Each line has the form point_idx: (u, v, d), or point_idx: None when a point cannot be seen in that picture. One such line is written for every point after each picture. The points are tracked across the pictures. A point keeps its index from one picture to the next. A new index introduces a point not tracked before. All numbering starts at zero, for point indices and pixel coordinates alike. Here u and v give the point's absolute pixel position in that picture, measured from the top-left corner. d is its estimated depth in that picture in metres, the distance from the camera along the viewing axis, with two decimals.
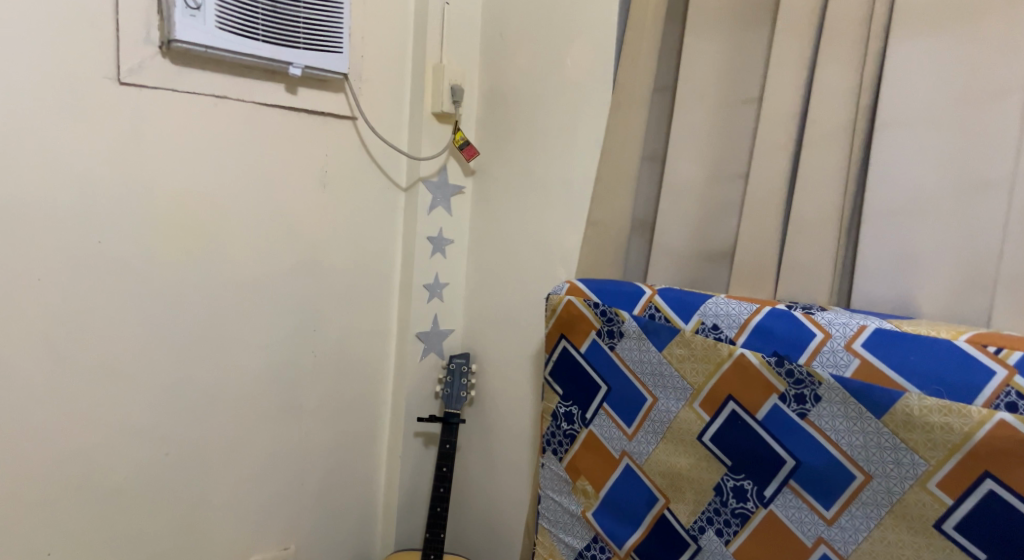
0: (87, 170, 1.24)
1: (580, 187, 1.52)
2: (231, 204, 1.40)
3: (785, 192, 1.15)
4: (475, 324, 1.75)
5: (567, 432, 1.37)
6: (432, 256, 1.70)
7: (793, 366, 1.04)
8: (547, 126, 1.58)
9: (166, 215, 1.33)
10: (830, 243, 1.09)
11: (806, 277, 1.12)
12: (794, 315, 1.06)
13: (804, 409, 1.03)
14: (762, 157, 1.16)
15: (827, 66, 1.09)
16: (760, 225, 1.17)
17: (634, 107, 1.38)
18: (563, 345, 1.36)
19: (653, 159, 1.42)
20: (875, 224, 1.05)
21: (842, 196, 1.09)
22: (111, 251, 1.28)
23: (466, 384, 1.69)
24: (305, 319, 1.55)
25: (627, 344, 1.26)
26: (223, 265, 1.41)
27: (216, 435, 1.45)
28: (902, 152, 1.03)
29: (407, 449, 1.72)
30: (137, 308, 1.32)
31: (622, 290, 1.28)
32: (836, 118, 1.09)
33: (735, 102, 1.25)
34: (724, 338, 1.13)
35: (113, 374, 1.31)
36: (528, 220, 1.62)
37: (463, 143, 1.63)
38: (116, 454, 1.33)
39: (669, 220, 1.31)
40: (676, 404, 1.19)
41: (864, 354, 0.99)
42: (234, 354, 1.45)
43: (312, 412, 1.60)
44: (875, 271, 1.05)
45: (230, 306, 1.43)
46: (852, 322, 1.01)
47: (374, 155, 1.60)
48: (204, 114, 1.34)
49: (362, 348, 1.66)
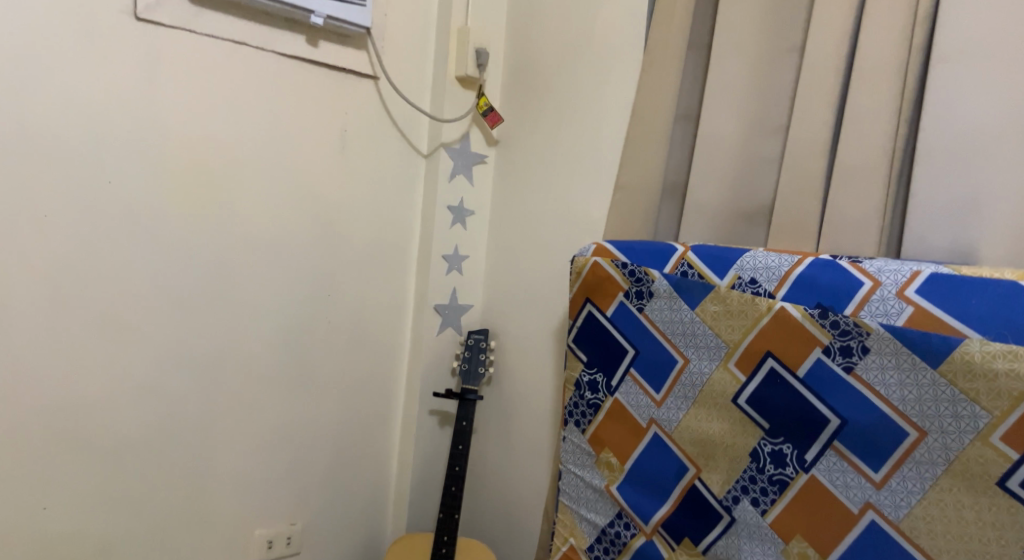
0: (99, 109, 1.20)
1: (608, 152, 1.46)
2: (246, 158, 1.36)
3: (829, 139, 1.09)
4: (495, 299, 1.69)
5: (590, 402, 1.30)
6: (452, 227, 1.65)
7: (839, 317, 0.97)
8: (575, 91, 1.53)
9: (179, 164, 1.29)
10: (879, 190, 1.03)
11: (852, 229, 1.05)
12: (839, 264, 0.99)
13: (850, 363, 0.96)
14: (804, 105, 1.10)
15: (876, 5, 1.03)
16: (802, 176, 1.11)
17: (667, 63, 1.33)
18: (588, 309, 1.30)
19: (687, 120, 1.36)
20: (930, 166, 0.98)
21: (891, 137, 1.03)
22: (121, 196, 1.24)
23: (485, 360, 1.63)
24: (321, 284, 1.49)
25: (657, 305, 1.19)
26: (236, 221, 1.36)
27: (224, 398, 1.40)
28: (960, 88, 0.96)
29: (422, 427, 1.66)
30: (146, 258, 1.28)
31: (652, 249, 1.22)
32: (886, 57, 1.03)
33: (775, 52, 1.19)
34: (762, 292, 1.06)
35: (118, 325, 1.26)
36: (553, 188, 1.57)
37: (486, 110, 1.58)
38: (120, 409, 1.29)
39: (704, 178, 1.25)
40: (709, 366, 1.12)
41: (918, 301, 0.91)
42: (245, 315, 1.40)
43: (324, 381, 1.54)
44: (929, 219, 0.98)
45: (243, 264, 1.38)
46: (904, 268, 0.93)
47: (395, 118, 1.56)
48: (222, 61, 1.30)
49: (377, 318, 1.61)
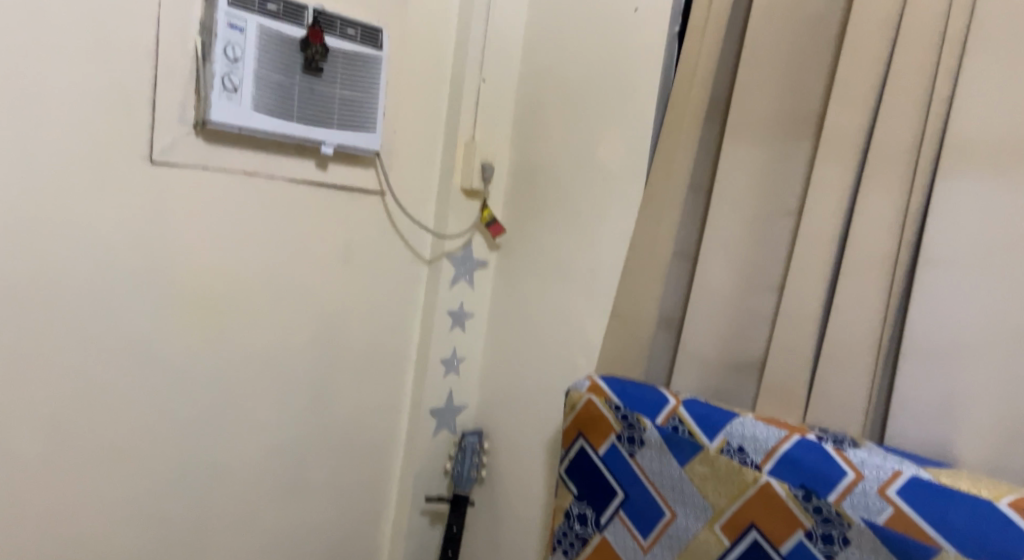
0: (112, 246, 1.21)
1: (606, 277, 1.49)
2: (252, 279, 1.38)
3: (820, 314, 1.11)
4: (489, 402, 1.71)
5: (579, 534, 1.33)
6: (451, 330, 1.68)
7: (821, 503, 1.00)
8: (577, 212, 1.55)
9: (186, 288, 1.30)
10: (865, 374, 1.05)
11: (837, 407, 1.08)
12: (825, 449, 1.02)
13: (831, 550, 0.99)
14: (798, 277, 1.13)
15: (871, 195, 1.06)
16: (793, 345, 1.13)
17: (667, 205, 1.35)
18: (580, 444, 1.33)
19: (684, 257, 1.39)
20: (915, 361, 1.01)
21: (879, 328, 1.05)
22: (129, 328, 1.24)
23: (477, 462, 1.66)
24: (320, 392, 1.52)
25: (647, 453, 1.22)
26: (240, 338, 1.39)
27: (221, 512, 1.41)
28: (948, 291, 0.99)
29: (413, 527, 1.68)
30: (151, 384, 1.28)
31: (646, 396, 1.25)
32: (878, 246, 1.05)
33: (772, 214, 1.22)
34: (750, 462, 1.09)
35: (119, 452, 1.27)
36: (551, 303, 1.60)
37: (489, 220, 1.62)
38: (117, 533, 1.29)
39: (697, 326, 1.27)
40: (695, 524, 1.15)
41: (898, 502, 0.94)
42: (245, 430, 1.42)
43: (319, 486, 1.56)
44: (910, 412, 1.01)
45: (247, 379, 1.41)
46: (887, 466, 0.96)
47: (400, 228, 1.58)
48: (232, 188, 1.33)
49: (374, 422, 1.63)
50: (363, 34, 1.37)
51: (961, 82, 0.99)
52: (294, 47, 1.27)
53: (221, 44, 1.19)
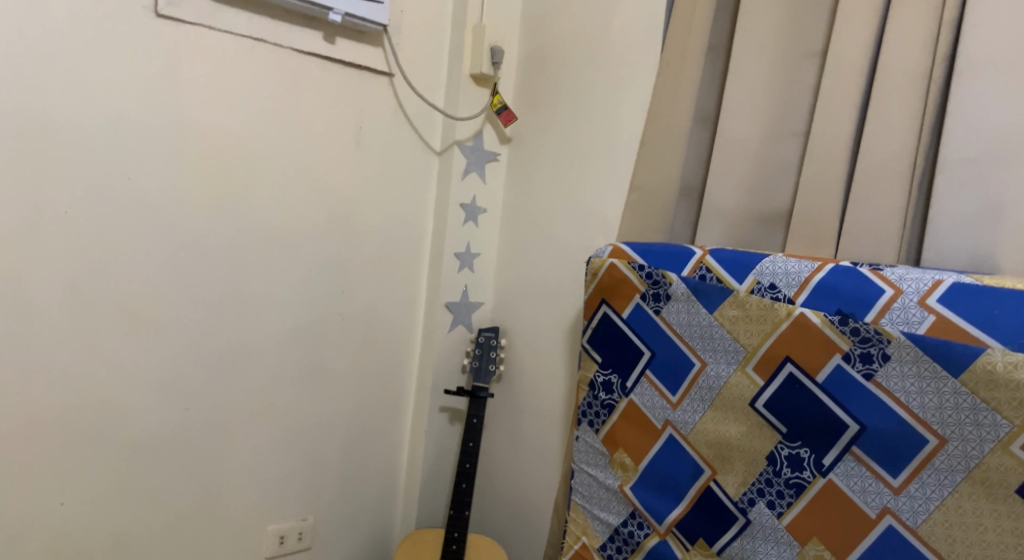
0: (121, 107, 1.21)
1: (623, 154, 1.47)
2: (264, 157, 1.36)
3: (850, 146, 1.09)
4: (506, 297, 1.69)
5: (605, 402, 1.31)
6: (465, 224, 1.65)
7: (859, 324, 0.98)
8: (592, 91, 1.52)
9: (198, 159, 1.29)
10: (900, 199, 1.03)
11: (872, 237, 1.06)
12: (860, 271, 1.00)
13: (870, 370, 0.97)
14: (825, 113, 1.11)
15: (901, 16, 1.04)
16: (822, 181, 1.11)
17: (686, 65, 1.32)
18: (603, 311, 1.31)
19: (705, 122, 1.36)
20: (955, 174, 0.99)
21: (913, 148, 1.02)
22: (141, 193, 1.24)
23: (495, 358, 1.63)
24: (335, 279, 1.50)
25: (674, 307, 1.20)
26: (253, 218, 1.36)
27: (239, 393, 1.40)
28: (985, 97, 0.97)
29: (433, 423, 1.67)
30: (165, 255, 1.28)
31: (670, 252, 1.23)
32: (910, 65, 1.03)
33: (795, 57, 1.19)
34: (782, 297, 1.07)
35: (134, 318, 1.27)
36: (566, 187, 1.57)
37: (501, 107, 1.58)
38: (136, 397, 1.29)
39: (722, 181, 1.25)
40: (727, 369, 1.13)
41: (940, 310, 0.92)
42: (262, 312, 1.41)
43: (338, 377, 1.54)
44: (950, 230, 0.99)
45: (259, 262, 1.39)
46: (926, 277, 0.94)
47: (410, 115, 1.55)
48: (238, 56, 1.30)
49: (390, 316, 1.61)
50: None
51: None
52: None
53: None
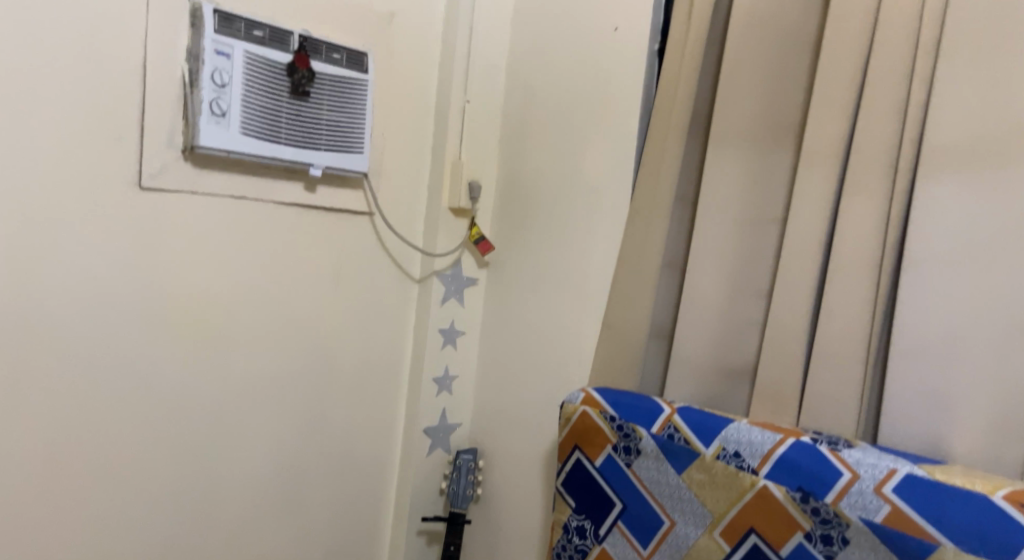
0: (104, 273, 1.22)
1: (597, 292, 1.51)
2: (246, 305, 1.39)
3: (809, 318, 1.13)
4: (483, 419, 1.71)
5: (578, 547, 1.33)
6: (443, 349, 1.68)
7: (819, 504, 1.01)
8: (566, 227, 1.57)
9: (179, 313, 1.31)
10: (856, 376, 1.07)
11: (831, 410, 1.09)
12: (820, 449, 1.03)
13: (831, 550, 1.00)
14: (785, 283, 1.15)
15: (853, 201, 1.09)
16: (783, 350, 1.15)
17: (655, 216, 1.37)
18: (576, 456, 1.33)
19: (673, 268, 1.40)
20: (907, 359, 1.03)
21: (868, 329, 1.07)
22: (122, 352, 1.25)
23: (472, 480, 1.66)
24: (314, 413, 1.52)
25: (644, 462, 1.23)
26: (234, 363, 1.39)
27: (216, 536, 1.41)
28: (933, 290, 1.02)
29: (411, 547, 1.67)
30: (145, 409, 1.29)
31: (640, 406, 1.26)
32: (863, 248, 1.07)
33: (757, 221, 1.25)
34: (746, 466, 1.10)
35: (112, 475, 1.26)
36: (542, 318, 1.61)
37: (478, 238, 1.63)
38: (113, 553, 1.28)
39: (689, 334, 1.29)
40: (695, 530, 1.16)
41: (895, 500, 0.95)
42: (240, 454, 1.42)
43: (315, 510, 1.55)
44: (904, 411, 1.03)
45: (239, 405, 1.40)
46: (881, 464, 0.97)
47: (389, 249, 1.59)
48: (220, 211, 1.33)
49: (369, 443, 1.63)
50: (349, 58, 1.40)
51: (935, 87, 1.03)
52: (281, 71, 1.30)
53: (209, 70, 1.22)
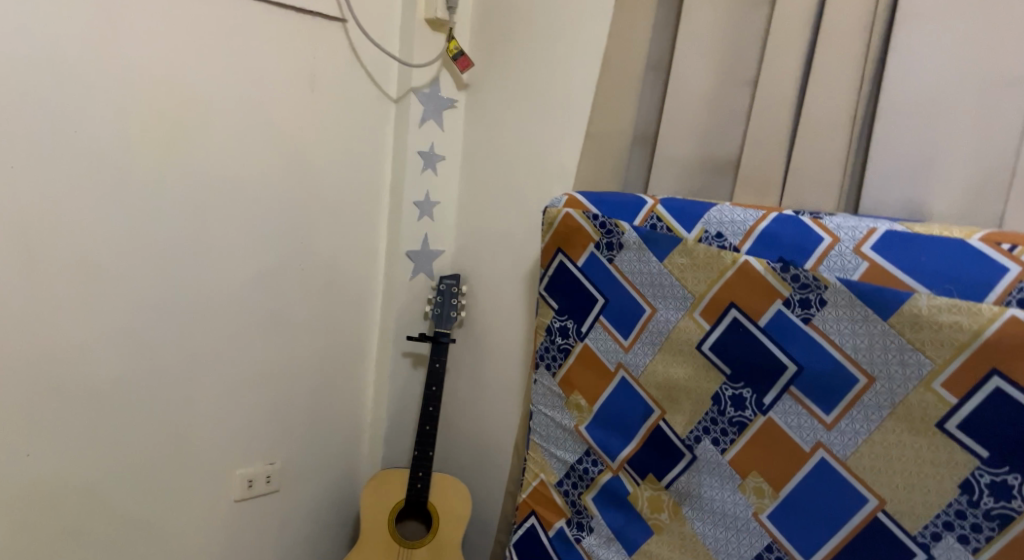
0: (65, 56, 1.19)
1: (580, 101, 1.47)
2: (220, 110, 1.36)
3: (795, 96, 1.11)
4: (466, 244, 1.71)
5: (561, 347, 1.35)
6: (424, 172, 1.65)
7: (799, 271, 1.02)
8: (546, 37, 1.52)
9: (145, 111, 1.28)
10: (841, 149, 1.06)
11: (814, 187, 1.09)
12: (802, 220, 1.04)
13: (808, 314, 1.02)
14: (772, 62, 1.13)
15: None
16: (768, 131, 1.13)
17: (639, 10, 1.32)
18: (559, 259, 1.33)
19: (658, 70, 1.36)
20: (891, 124, 1.02)
21: (855, 98, 1.05)
22: (90, 145, 1.24)
23: (457, 303, 1.66)
24: (294, 228, 1.50)
25: (627, 256, 1.23)
26: (209, 170, 1.36)
27: (200, 344, 1.41)
28: (922, 50, 1.00)
29: (396, 369, 1.70)
30: (120, 208, 1.28)
31: (622, 202, 1.25)
32: (854, 16, 1.05)
33: (745, 5, 1.20)
34: (728, 246, 1.11)
35: (90, 270, 1.27)
36: (522, 136, 1.58)
37: (457, 53, 1.56)
38: (98, 349, 1.30)
39: (674, 129, 1.27)
40: (675, 315, 1.18)
41: (873, 257, 0.97)
42: (222, 264, 1.41)
43: (300, 325, 1.56)
44: (886, 179, 1.03)
45: (216, 214, 1.39)
46: (861, 225, 0.99)
47: (365, 63, 1.54)
48: (184, 3, 1.29)
49: (352, 265, 1.63)
50: None
51: None
52: None
53: None
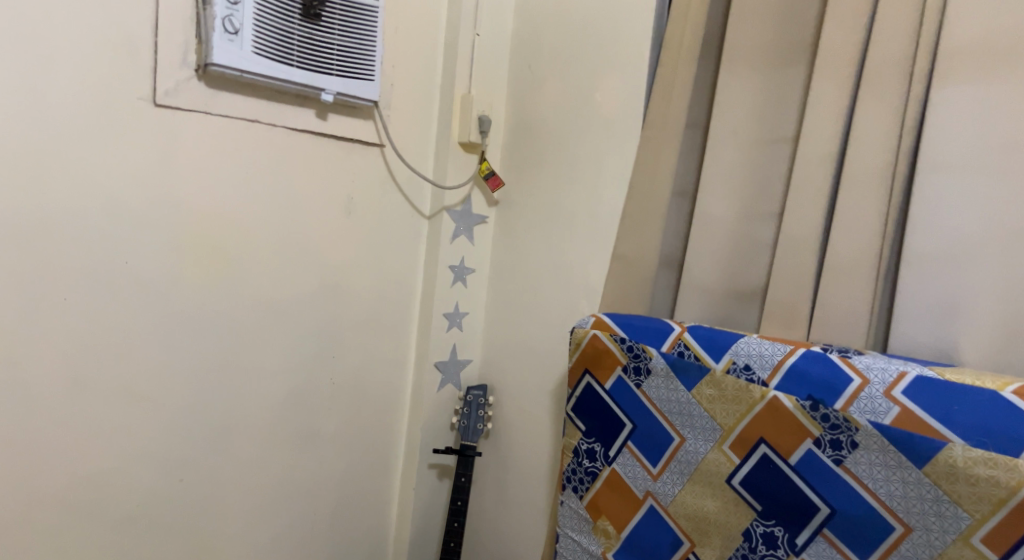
0: (119, 190, 1.23)
1: (607, 221, 1.51)
2: (261, 233, 1.40)
3: (821, 232, 1.13)
4: (493, 355, 1.73)
5: (588, 470, 1.33)
6: (453, 285, 1.68)
7: (829, 411, 1.02)
8: (575, 160, 1.57)
9: (192, 236, 1.32)
10: (867, 288, 1.07)
11: (842, 324, 1.10)
12: (830, 358, 1.04)
13: (840, 455, 1.01)
14: (797, 200, 1.15)
15: (867, 113, 1.09)
16: (794, 265, 1.15)
17: (665, 140, 1.36)
18: (587, 380, 1.33)
19: (683, 197, 1.40)
20: (918, 267, 1.04)
21: (880, 239, 1.07)
22: (138, 273, 1.26)
23: (483, 416, 1.68)
24: (325, 343, 1.53)
25: (654, 382, 1.23)
26: (248, 290, 1.40)
27: (229, 461, 1.42)
28: (946, 195, 1.02)
29: (422, 482, 1.69)
30: (161, 331, 1.30)
31: (650, 327, 1.26)
32: (876, 161, 1.08)
33: (769, 140, 1.24)
34: (756, 379, 1.10)
35: (129, 394, 1.28)
36: (550, 253, 1.61)
37: (488, 172, 1.63)
38: (131, 471, 1.30)
39: (701, 256, 1.29)
40: (704, 446, 1.17)
41: (904, 401, 0.97)
42: (255, 381, 1.43)
43: (328, 440, 1.57)
44: (914, 321, 1.04)
45: (253, 332, 1.42)
46: (891, 368, 0.99)
47: (399, 182, 1.60)
48: (234, 136, 1.34)
49: (381, 377, 1.64)
50: None
51: None
52: None
53: None
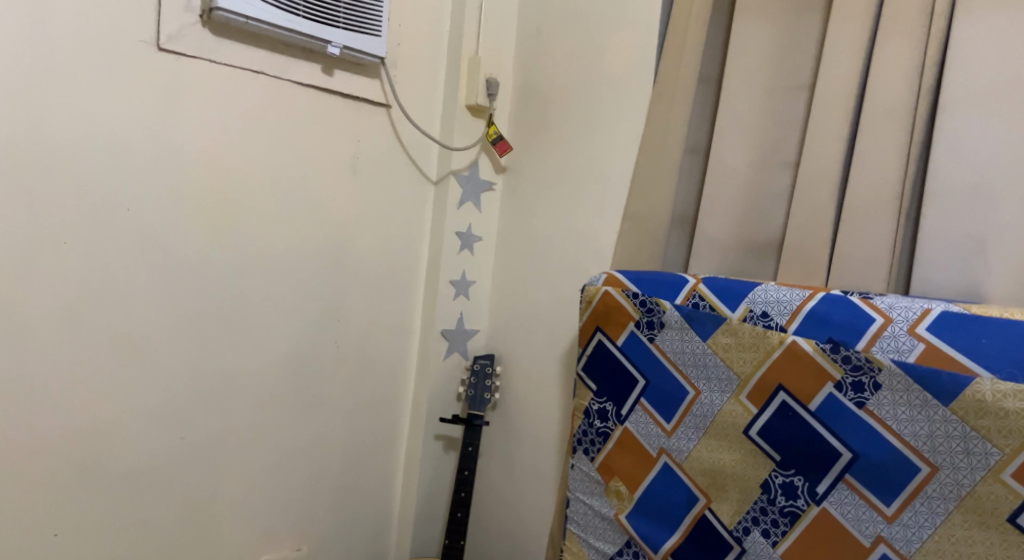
0: (121, 136, 1.21)
1: (617, 181, 1.48)
2: (265, 191, 1.38)
3: (839, 176, 1.11)
4: (501, 324, 1.70)
5: (600, 430, 1.30)
6: (460, 252, 1.66)
7: (851, 352, 0.99)
8: (584, 122, 1.55)
9: (196, 190, 1.29)
10: (888, 230, 1.05)
11: (862, 268, 1.07)
12: (851, 300, 1.01)
13: (862, 397, 0.98)
14: (814, 144, 1.13)
15: (886, 52, 1.06)
16: (812, 211, 1.13)
17: (678, 93, 1.33)
18: (598, 338, 1.31)
19: (696, 153, 1.37)
20: (941, 205, 1.01)
21: (901, 179, 1.05)
22: (140, 223, 1.24)
23: (490, 386, 1.63)
24: (330, 306, 1.50)
25: (668, 335, 1.20)
26: (251, 248, 1.37)
27: (232, 423, 1.39)
28: (969, 130, 1.00)
29: (427, 453, 1.66)
30: (163, 285, 1.28)
31: (663, 280, 1.23)
32: (897, 99, 1.05)
33: (784, 88, 1.22)
34: (774, 325, 1.08)
35: (130, 348, 1.26)
36: (559, 217, 1.59)
37: (496, 137, 1.60)
38: (132, 427, 1.27)
39: (714, 209, 1.27)
40: (720, 397, 1.14)
41: (930, 338, 0.94)
42: (258, 342, 1.41)
43: (333, 406, 1.54)
44: (937, 261, 1.02)
45: (256, 291, 1.39)
46: (914, 305, 0.96)
47: (406, 144, 1.58)
48: (239, 89, 1.32)
49: (386, 344, 1.62)
50: None
51: None
52: None
53: None
